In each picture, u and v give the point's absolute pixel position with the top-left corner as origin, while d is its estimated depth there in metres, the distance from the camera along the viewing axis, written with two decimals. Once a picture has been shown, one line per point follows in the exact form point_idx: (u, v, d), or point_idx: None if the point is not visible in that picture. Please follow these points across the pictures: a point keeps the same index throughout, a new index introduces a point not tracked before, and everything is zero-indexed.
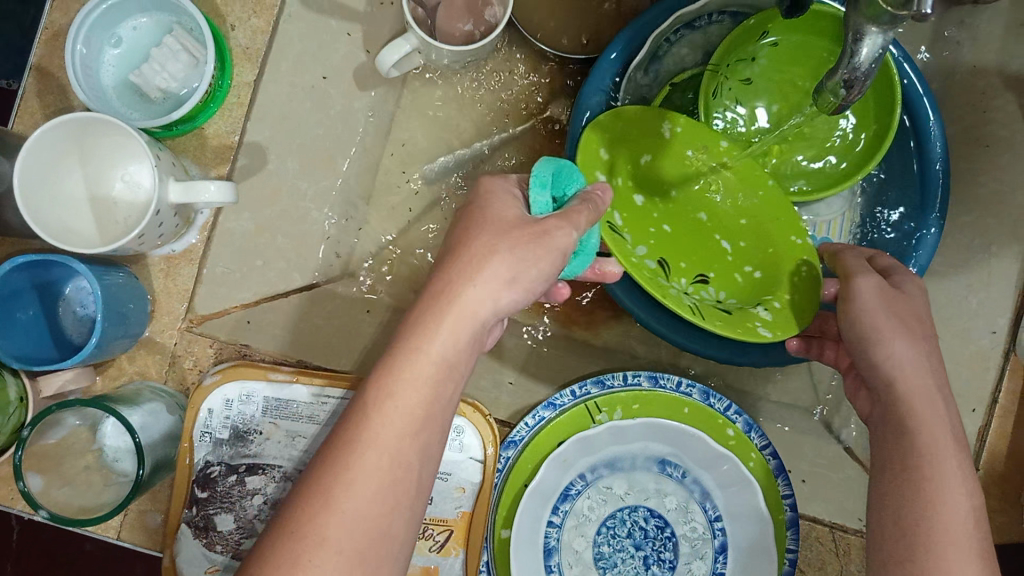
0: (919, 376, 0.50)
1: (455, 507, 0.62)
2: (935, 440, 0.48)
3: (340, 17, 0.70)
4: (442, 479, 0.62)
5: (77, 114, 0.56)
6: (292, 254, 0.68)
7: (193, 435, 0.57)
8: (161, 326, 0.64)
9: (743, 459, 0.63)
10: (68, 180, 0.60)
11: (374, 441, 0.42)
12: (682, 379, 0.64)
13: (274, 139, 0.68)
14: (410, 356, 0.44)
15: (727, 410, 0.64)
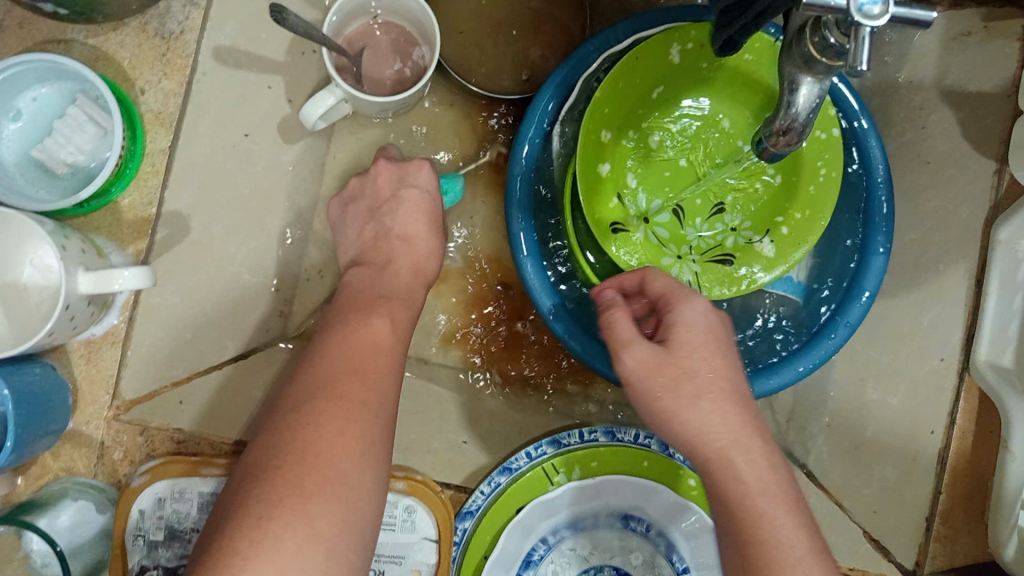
0: (705, 428, 0.47)
1: None
2: (747, 495, 0.45)
3: (258, 69, 0.66)
4: (396, 563, 0.59)
5: None
6: (224, 322, 0.64)
7: (124, 539, 0.53)
8: (86, 416, 0.60)
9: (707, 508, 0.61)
10: None
11: (308, 473, 0.43)
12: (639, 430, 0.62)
13: (196, 206, 0.64)
14: (331, 393, 0.46)
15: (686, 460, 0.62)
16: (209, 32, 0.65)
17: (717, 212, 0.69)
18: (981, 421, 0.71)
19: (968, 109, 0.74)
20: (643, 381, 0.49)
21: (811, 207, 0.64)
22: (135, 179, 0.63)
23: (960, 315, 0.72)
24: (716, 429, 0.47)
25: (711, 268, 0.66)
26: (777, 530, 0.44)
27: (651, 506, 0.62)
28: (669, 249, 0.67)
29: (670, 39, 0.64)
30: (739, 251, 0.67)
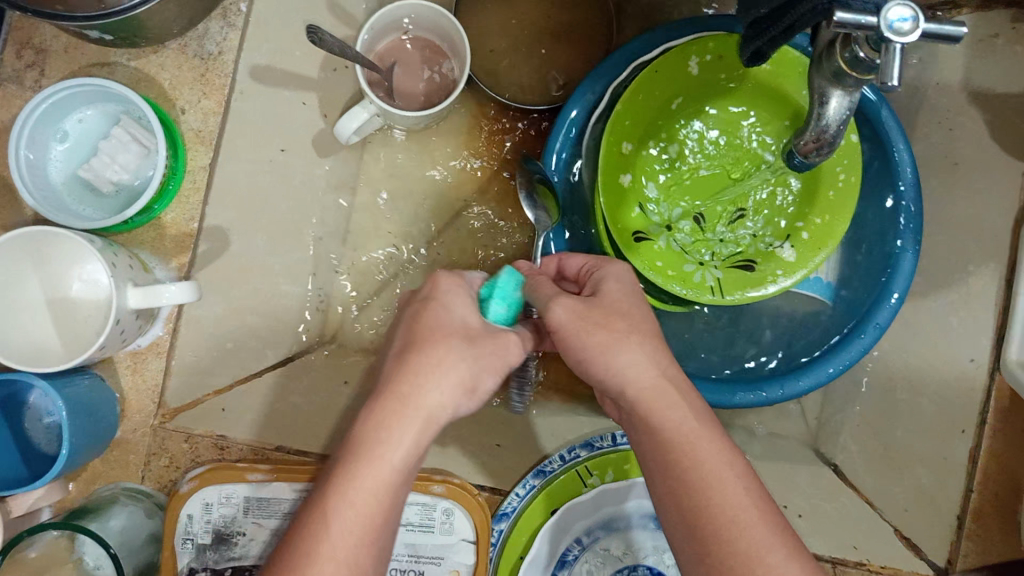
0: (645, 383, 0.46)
1: None
2: (693, 447, 0.44)
3: (294, 86, 0.68)
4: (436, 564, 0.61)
5: (32, 229, 0.54)
6: (264, 332, 0.67)
7: (174, 542, 0.55)
8: (134, 425, 0.62)
9: None
10: (23, 288, 0.58)
11: (340, 519, 0.40)
12: None
13: (236, 220, 0.66)
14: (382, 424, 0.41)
15: None
16: (247, 51, 0.67)
17: (739, 218, 0.70)
18: (1010, 422, 0.71)
19: (1000, 115, 0.75)
20: (575, 329, 0.47)
21: (831, 210, 0.66)
22: (178, 195, 0.65)
23: (990, 316, 0.73)
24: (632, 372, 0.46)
25: (733, 272, 0.66)
26: (721, 490, 0.43)
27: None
28: (693, 255, 0.68)
29: (688, 50, 0.66)
30: (761, 255, 0.67)
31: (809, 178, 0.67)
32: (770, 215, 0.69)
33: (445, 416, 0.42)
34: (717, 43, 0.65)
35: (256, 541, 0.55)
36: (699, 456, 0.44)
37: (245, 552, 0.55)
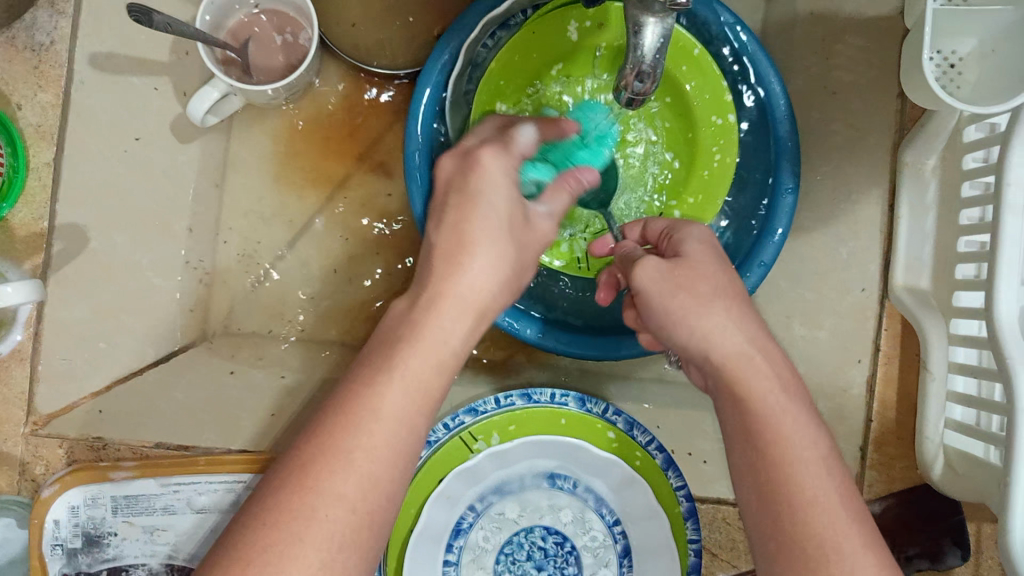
0: (729, 341, 0.48)
1: None
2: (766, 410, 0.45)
3: (141, 72, 0.66)
4: None
5: None
6: (140, 330, 0.65)
7: (42, 550, 0.53)
8: (4, 435, 0.60)
9: (629, 459, 0.61)
10: None
11: (342, 471, 0.40)
12: (556, 389, 0.62)
13: (94, 215, 0.64)
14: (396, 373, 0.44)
15: (606, 413, 0.62)
16: (82, 39, 0.64)
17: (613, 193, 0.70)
18: (903, 346, 0.71)
19: (874, 38, 0.73)
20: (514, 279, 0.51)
21: (704, 190, 0.70)
22: (24, 194, 0.62)
23: (875, 245, 0.73)
24: (714, 333, 0.48)
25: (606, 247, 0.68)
26: (773, 409, 0.45)
27: (575, 463, 0.62)
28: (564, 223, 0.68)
29: (567, 16, 0.65)
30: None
31: (684, 153, 0.71)
32: (637, 184, 0.71)
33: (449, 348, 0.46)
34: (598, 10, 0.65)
35: (129, 541, 0.54)
36: (762, 414, 0.45)
37: (119, 551, 0.54)
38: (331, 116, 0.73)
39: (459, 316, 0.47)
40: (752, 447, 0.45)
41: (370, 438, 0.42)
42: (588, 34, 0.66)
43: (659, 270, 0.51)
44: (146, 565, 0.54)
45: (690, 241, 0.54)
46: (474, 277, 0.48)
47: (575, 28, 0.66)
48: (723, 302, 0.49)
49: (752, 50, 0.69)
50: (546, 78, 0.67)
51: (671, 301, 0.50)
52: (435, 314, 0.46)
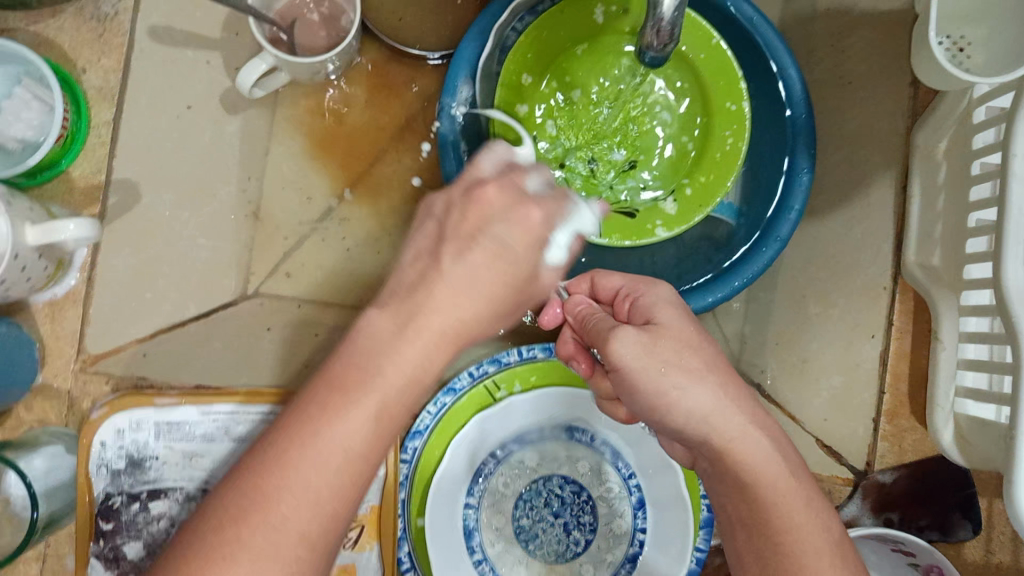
0: (725, 423, 0.46)
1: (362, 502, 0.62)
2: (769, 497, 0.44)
3: (195, 46, 0.71)
4: None
5: None
6: (180, 284, 0.69)
7: (89, 469, 0.56)
8: (54, 371, 0.65)
9: None
10: None
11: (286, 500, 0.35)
12: None
13: (144, 174, 0.69)
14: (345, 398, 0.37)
15: None
16: (144, 13, 0.70)
17: (630, 169, 0.73)
18: (915, 321, 0.74)
19: (883, 31, 0.78)
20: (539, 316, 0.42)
21: (715, 171, 0.69)
22: (83, 152, 0.68)
23: (887, 224, 0.75)
24: (714, 414, 0.46)
25: (616, 219, 0.70)
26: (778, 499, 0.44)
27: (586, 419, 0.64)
28: (578, 194, 0.71)
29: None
30: (644, 206, 0.71)
31: (699, 139, 0.71)
32: (656, 168, 0.73)
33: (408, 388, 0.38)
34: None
35: (169, 465, 0.57)
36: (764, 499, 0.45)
37: (160, 475, 0.57)
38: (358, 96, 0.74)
39: (427, 344, 0.39)
40: (762, 535, 0.44)
41: (306, 498, 0.36)
42: (613, 19, 0.70)
43: (638, 344, 0.48)
44: (183, 489, 0.57)
45: (660, 305, 0.51)
46: (447, 298, 0.38)
47: (601, 11, 0.70)
48: (702, 372, 0.47)
49: (772, 42, 0.72)
50: (572, 58, 0.72)
51: (650, 375, 0.47)
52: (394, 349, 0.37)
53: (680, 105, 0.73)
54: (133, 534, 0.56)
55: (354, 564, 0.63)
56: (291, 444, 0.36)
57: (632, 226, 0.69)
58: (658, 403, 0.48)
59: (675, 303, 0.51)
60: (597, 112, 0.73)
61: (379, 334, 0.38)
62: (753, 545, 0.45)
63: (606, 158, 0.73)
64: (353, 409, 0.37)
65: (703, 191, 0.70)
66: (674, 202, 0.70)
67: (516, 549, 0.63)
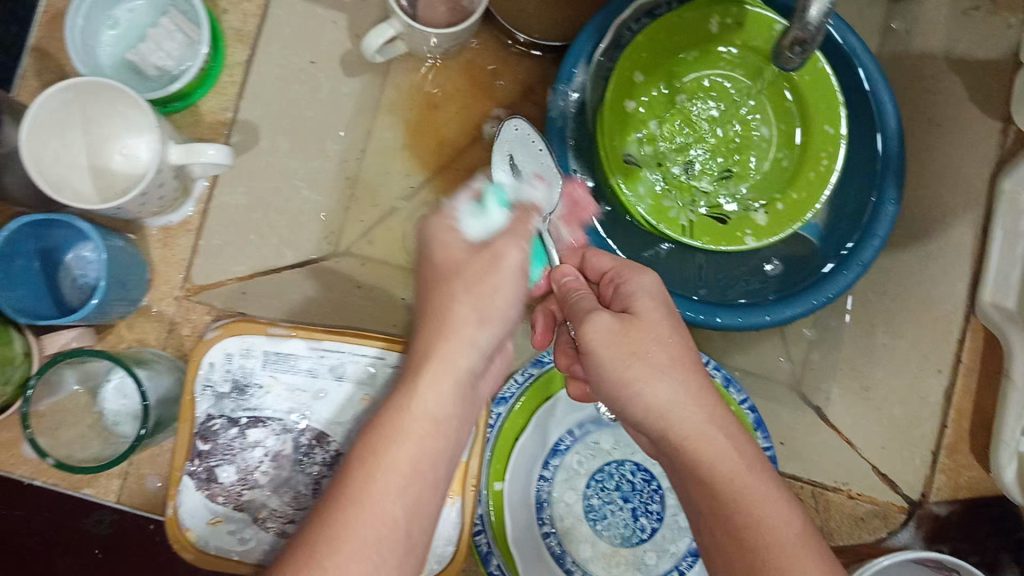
0: (683, 416, 0.46)
1: (450, 454, 0.60)
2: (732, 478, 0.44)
3: (326, 6, 0.74)
4: None
5: (92, 78, 0.58)
6: (284, 229, 0.71)
7: (195, 388, 0.58)
8: (160, 294, 0.67)
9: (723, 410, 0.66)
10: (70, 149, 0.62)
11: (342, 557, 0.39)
12: None
13: (265, 118, 0.72)
14: (385, 452, 0.42)
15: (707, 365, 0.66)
16: None
17: (725, 178, 0.75)
18: (981, 362, 0.75)
19: (979, 77, 0.80)
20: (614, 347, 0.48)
21: (807, 190, 0.72)
22: (215, 86, 0.71)
23: (964, 263, 0.77)
24: (674, 408, 0.46)
25: (708, 224, 0.72)
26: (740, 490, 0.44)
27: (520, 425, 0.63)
28: (674, 194, 0.73)
29: (712, 10, 0.71)
30: (735, 215, 0.73)
31: (794, 157, 0.74)
32: (749, 179, 0.75)
33: (432, 424, 0.44)
34: (739, 10, 0.71)
35: (272, 395, 0.59)
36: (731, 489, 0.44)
37: (261, 403, 0.59)
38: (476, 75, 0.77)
39: (454, 387, 0.45)
40: (733, 531, 0.43)
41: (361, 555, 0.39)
42: (727, 31, 0.73)
43: (613, 327, 0.49)
44: (284, 420, 0.58)
45: (639, 293, 0.52)
46: (461, 348, 0.46)
47: (717, 22, 0.72)
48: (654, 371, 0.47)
49: (871, 73, 0.75)
50: (682, 64, 0.75)
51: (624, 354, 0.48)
52: (419, 390, 0.44)
53: (778, 122, 0.75)
54: (228, 458, 0.58)
55: (433, 514, 0.59)
56: (344, 504, 0.41)
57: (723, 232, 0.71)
58: (626, 396, 0.48)
59: (658, 289, 0.53)
60: (699, 119, 0.75)
61: (422, 394, 0.44)
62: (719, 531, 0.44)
63: (702, 163, 0.75)
64: (397, 462, 0.42)
65: (794, 207, 0.72)
66: (764, 215, 0.72)
67: (583, 527, 0.64)
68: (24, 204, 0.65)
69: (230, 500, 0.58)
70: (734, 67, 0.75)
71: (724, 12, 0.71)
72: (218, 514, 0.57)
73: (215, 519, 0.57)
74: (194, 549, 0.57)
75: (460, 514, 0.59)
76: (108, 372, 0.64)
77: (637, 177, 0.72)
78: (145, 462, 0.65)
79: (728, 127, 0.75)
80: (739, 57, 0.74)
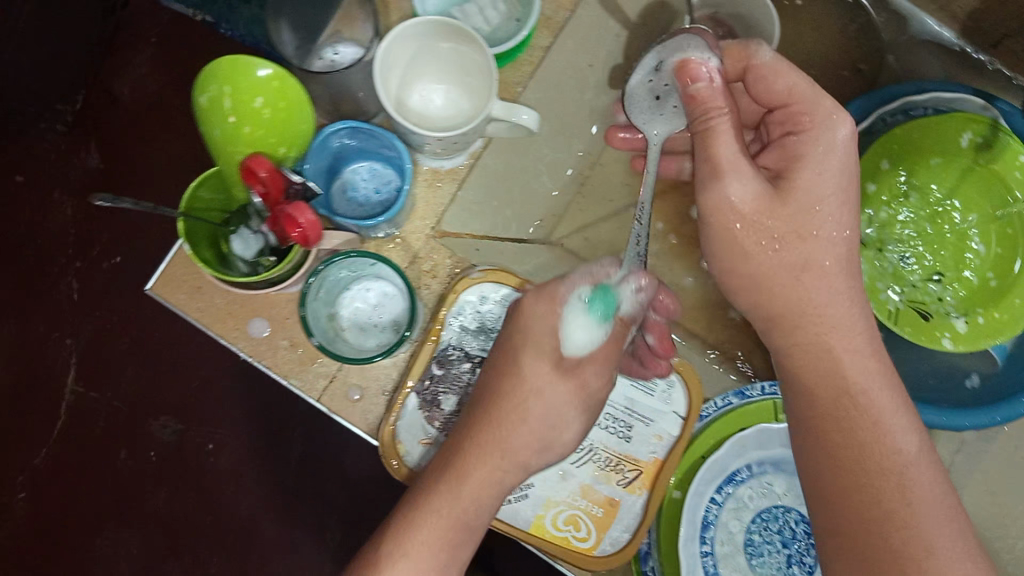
0: (842, 377, 0.54)
1: (649, 452, 0.63)
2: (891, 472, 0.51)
3: (620, 19, 0.79)
4: (644, 423, 0.64)
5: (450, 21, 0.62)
6: (520, 206, 0.77)
7: (446, 315, 0.63)
8: (413, 228, 0.71)
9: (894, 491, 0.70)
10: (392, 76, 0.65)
11: None
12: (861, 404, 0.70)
13: (541, 103, 0.77)
14: (421, 525, 0.54)
15: None
16: None
17: (934, 280, 0.77)
18: None
19: None
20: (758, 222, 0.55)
21: (1012, 314, 0.73)
22: (513, 63, 0.75)
23: None
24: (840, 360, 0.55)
25: (914, 316, 0.75)
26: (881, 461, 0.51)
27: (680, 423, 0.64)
28: (883, 279, 0.77)
29: (968, 123, 0.75)
30: (939, 315, 0.75)
31: (1007, 280, 0.75)
32: (957, 287, 0.77)
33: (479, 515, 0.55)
34: (992, 132, 0.75)
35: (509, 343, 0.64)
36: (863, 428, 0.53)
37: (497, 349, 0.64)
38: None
39: (496, 478, 0.56)
40: (851, 469, 0.52)
41: None
42: (975, 148, 0.76)
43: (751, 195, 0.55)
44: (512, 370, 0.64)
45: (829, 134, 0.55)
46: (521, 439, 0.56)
47: (969, 138, 0.76)
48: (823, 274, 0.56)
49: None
50: (926, 165, 0.78)
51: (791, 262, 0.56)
52: (463, 479, 0.55)
53: (1000, 244, 0.77)
54: (453, 388, 0.63)
55: (618, 502, 0.62)
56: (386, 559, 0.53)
57: (926, 329, 0.74)
58: (790, 325, 0.57)
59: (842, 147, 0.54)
60: (925, 220, 0.79)
61: (468, 483, 0.55)
62: (836, 478, 0.53)
63: (916, 261, 0.78)
64: (432, 532, 0.54)
65: (995, 326, 0.73)
66: (967, 323, 0.74)
67: (740, 557, 0.66)
68: (324, 113, 0.70)
69: (444, 426, 0.62)
70: (973, 182, 0.78)
71: (979, 130, 0.75)
72: (429, 436, 0.62)
73: (426, 440, 0.62)
74: (401, 463, 0.62)
75: (645, 507, 0.62)
76: (345, 287, 0.69)
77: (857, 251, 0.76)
78: (355, 374, 0.69)
79: (949, 234, 0.79)
80: (980, 174, 0.77)
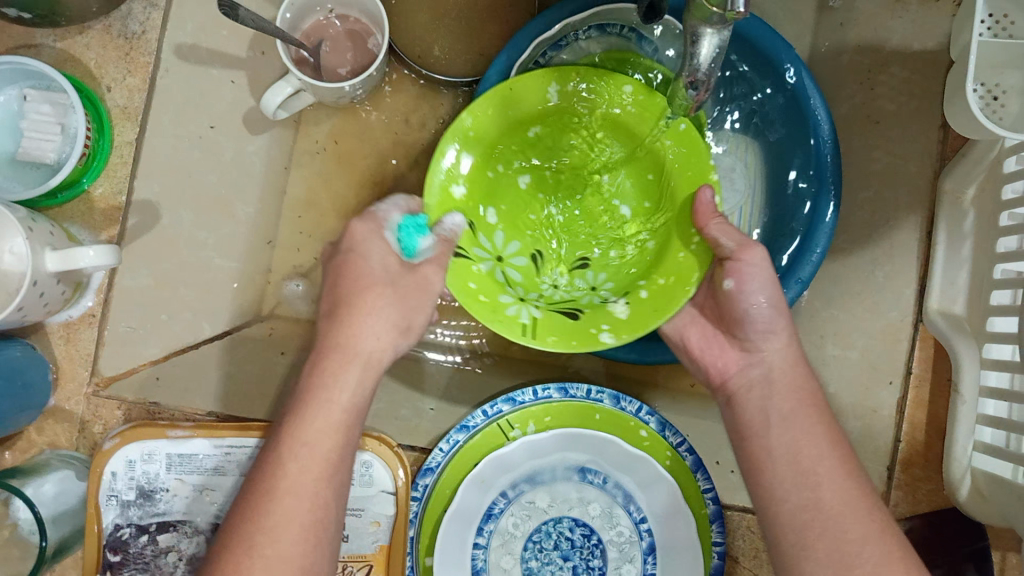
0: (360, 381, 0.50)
1: (373, 542, 0.62)
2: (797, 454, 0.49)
3: (220, 65, 0.70)
4: (356, 516, 0.62)
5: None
6: (198, 305, 0.69)
7: (100, 499, 0.61)
8: (67, 393, 0.65)
9: (659, 458, 0.63)
10: None
11: None
12: (536, 384, 0.64)
13: (164, 194, 0.69)
14: None
15: (590, 393, 0.64)
16: (169, 30, 0.69)
17: (580, 266, 0.60)
18: (935, 369, 0.71)
19: (915, 70, 0.74)
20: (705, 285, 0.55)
21: (677, 272, 0.54)
22: (104, 170, 0.68)
23: (911, 269, 0.73)
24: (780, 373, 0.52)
25: (560, 324, 0.53)
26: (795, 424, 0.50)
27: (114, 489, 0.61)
28: (514, 289, 0.56)
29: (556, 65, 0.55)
30: (590, 307, 0.55)
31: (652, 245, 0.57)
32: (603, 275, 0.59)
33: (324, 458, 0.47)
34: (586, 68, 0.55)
35: (180, 497, 0.62)
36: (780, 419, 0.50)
37: (170, 507, 0.62)
38: (410, 124, 0.72)
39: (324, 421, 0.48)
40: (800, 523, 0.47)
41: None
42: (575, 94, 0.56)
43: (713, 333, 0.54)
44: (192, 523, 0.62)
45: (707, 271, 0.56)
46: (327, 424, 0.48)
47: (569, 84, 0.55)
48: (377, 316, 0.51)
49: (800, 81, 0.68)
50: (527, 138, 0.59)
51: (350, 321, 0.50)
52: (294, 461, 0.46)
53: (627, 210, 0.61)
54: (141, 566, 0.61)
55: None
56: None
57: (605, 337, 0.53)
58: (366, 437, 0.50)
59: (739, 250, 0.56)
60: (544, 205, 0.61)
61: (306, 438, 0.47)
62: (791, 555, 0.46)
63: (550, 251, 0.60)
64: None
65: (667, 292, 0.53)
66: (646, 289, 0.54)
67: None
68: None
69: None
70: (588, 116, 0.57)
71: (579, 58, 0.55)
72: None
73: None
74: None
75: None
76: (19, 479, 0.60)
77: (466, 271, 0.53)
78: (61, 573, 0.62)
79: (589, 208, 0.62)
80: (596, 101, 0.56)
